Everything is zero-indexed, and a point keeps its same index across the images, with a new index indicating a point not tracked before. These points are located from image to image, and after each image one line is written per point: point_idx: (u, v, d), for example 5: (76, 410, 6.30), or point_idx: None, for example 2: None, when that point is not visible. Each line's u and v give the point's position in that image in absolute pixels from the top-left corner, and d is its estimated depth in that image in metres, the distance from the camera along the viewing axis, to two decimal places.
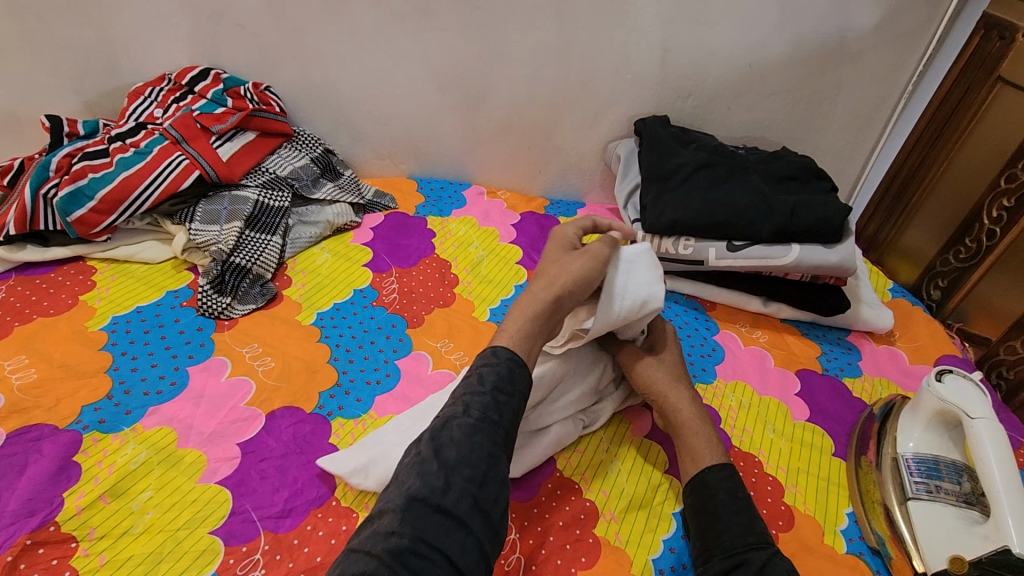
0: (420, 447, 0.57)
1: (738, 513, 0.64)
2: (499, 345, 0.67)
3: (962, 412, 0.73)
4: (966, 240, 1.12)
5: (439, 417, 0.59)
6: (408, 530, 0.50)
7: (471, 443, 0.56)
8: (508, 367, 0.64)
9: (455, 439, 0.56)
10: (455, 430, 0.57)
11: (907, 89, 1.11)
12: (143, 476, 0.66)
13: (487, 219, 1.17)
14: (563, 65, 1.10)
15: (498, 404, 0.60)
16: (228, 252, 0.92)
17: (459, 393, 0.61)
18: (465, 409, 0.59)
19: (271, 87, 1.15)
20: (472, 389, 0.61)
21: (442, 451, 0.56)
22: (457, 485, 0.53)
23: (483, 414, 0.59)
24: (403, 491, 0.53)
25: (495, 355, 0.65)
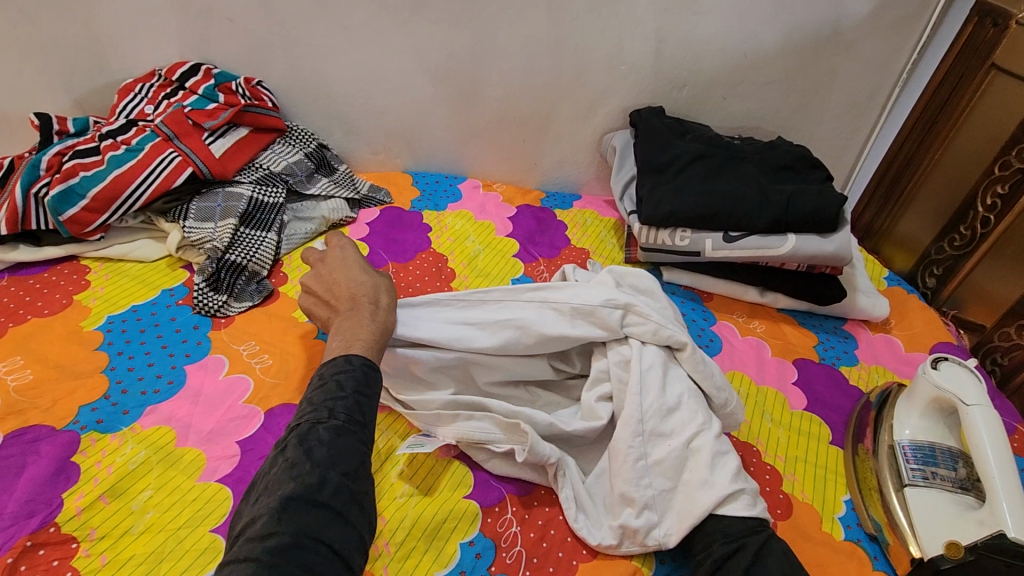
0: (287, 453, 0.52)
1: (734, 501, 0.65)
2: (351, 351, 0.63)
3: (956, 399, 0.74)
4: (961, 227, 1.14)
5: (303, 422, 0.55)
6: (288, 527, 0.47)
7: (340, 443, 0.54)
8: (366, 370, 0.61)
9: (323, 440, 0.53)
10: (322, 431, 0.54)
11: (901, 77, 1.11)
12: (142, 476, 0.66)
13: (483, 213, 1.16)
14: (557, 57, 1.09)
15: (361, 405, 0.58)
16: (224, 249, 0.92)
17: (318, 399, 0.57)
18: (329, 412, 0.56)
19: (263, 81, 1.13)
20: (333, 394, 0.57)
21: (312, 452, 0.52)
22: (333, 480, 0.51)
23: (348, 416, 0.56)
24: (276, 493, 0.49)
25: (348, 362, 0.61)
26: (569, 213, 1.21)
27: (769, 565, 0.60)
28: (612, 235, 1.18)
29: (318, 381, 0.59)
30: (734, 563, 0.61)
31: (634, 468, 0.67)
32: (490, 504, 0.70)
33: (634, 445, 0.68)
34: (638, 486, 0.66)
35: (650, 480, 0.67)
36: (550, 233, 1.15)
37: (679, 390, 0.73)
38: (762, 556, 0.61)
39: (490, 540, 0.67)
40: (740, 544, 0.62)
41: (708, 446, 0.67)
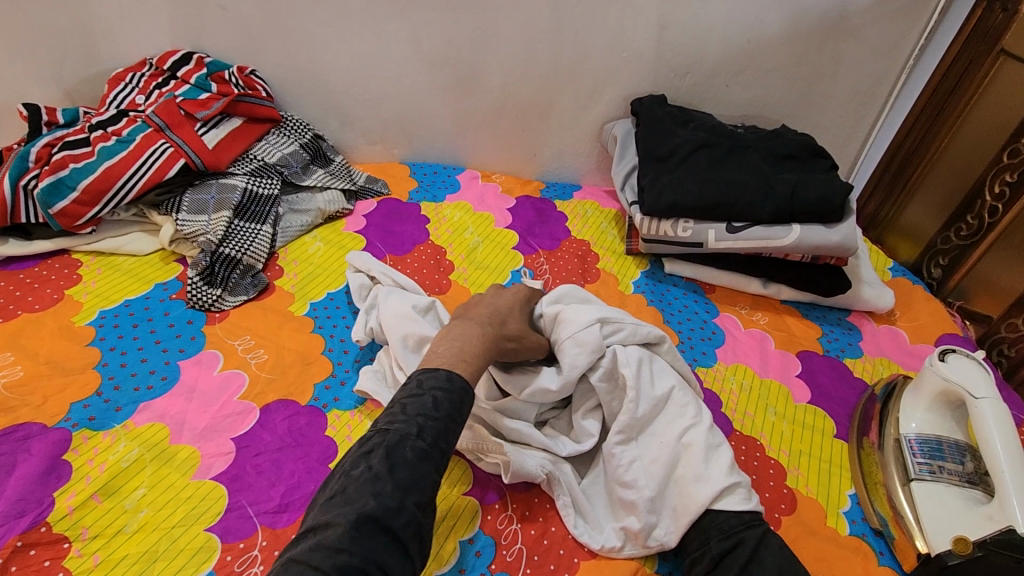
0: (371, 462, 0.53)
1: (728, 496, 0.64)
2: (453, 368, 0.62)
3: (965, 392, 0.72)
4: (968, 216, 1.11)
5: (392, 434, 0.55)
6: (359, 549, 0.48)
7: (421, 468, 0.54)
8: (462, 394, 0.61)
9: (408, 461, 0.54)
10: (409, 451, 0.54)
11: (908, 62, 1.09)
12: (136, 474, 0.64)
13: (482, 204, 1.15)
14: (556, 43, 1.07)
15: (450, 432, 0.58)
16: (217, 242, 0.90)
17: (411, 410, 0.57)
18: (418, 430, 0.56)
19: (256, 71, 1.11)
20: (426, 410, 0.57)
21: (395, 471, 0.53)
22: (409, 509, 0.52)
23: (436, 441, 0.56)
24: (354, 509, 0.50)
25: (450, 379, 0.61)
26: (570, 204, 1.19)
27: (766, 560, 0.59)
28: (614, 226, 1.16)
29: (415, 388, 0.59)
30: (732, 560, 0.59)
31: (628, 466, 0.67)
32: (489, 501, 0.69)
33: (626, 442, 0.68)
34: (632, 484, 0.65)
35: (645, 481, 0.65)
36: (550, 224, 1.13)
37: (669, 385, 0.71)
38: (759, 552, 0.60)
39: (490, 538, 0.65)
40: (737, 540, 0.61)
41: (701, 440, 0.66)
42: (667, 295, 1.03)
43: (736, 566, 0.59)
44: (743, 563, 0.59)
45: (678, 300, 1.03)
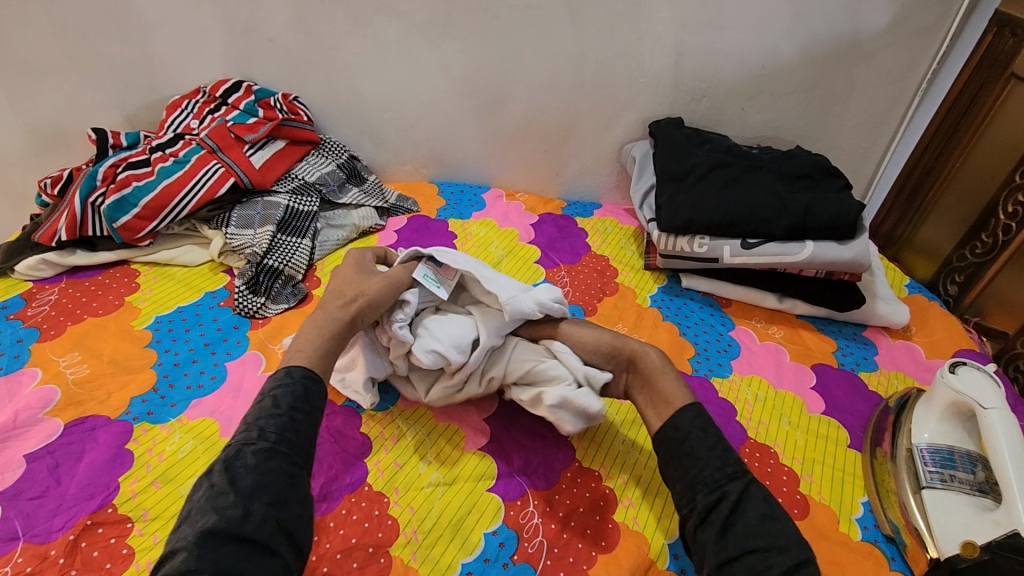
0: (213, 479, 0.57)
1: (713, 450, 0.65)
2: (291, 363, 0.67)
3: (974, 402, 0.75)
4: (982, 235, 1.14)
5: (232, 446, 0.59)
6: (205, 564, 0.50)
7: (267, 467, 0.58)
8: (304, 387, 0.66)
9: (249, 466, 0.57)
10: (248, 456, 0.58)
11: (922, 85, 1.12)
12: (190, 463, 0.70)
13: (506, 220, 1.21)
14: (578, 70, 1.13)
15: (294, 424, 0.62)
16: (262, 255, 0.97)
17: (250, 419, 0.62)
18: (260, 434, 0.60)
19: (299, 97, 1.19)
20: (267, 413, 0.62)
21: (235, 480, 0.56)
22: (258, 510, 0.55)
23: (279, 437, 0.60)
24: (195, 525, 0.53)
25: (288, 376, 0.66)
26: (590, 221, 1.25)
27: (747, 511, 0.60)
28: (632, 243, 1.21)
29: (259, 400, 0.64)
30: (723, 523, 0.60)
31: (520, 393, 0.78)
32: (512, 497, 0.73)
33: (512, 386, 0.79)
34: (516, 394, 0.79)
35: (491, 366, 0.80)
36: (571, 240, 1.19)
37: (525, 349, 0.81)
38: (742, 503, 0.61)
39: (512, 531, 0.70)
40: (721, 494, 0.62)
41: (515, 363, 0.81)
42: (684, 309, 1.07)
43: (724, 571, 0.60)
44: (724, 521, 0.60)
45: (694, 313, 1.07)
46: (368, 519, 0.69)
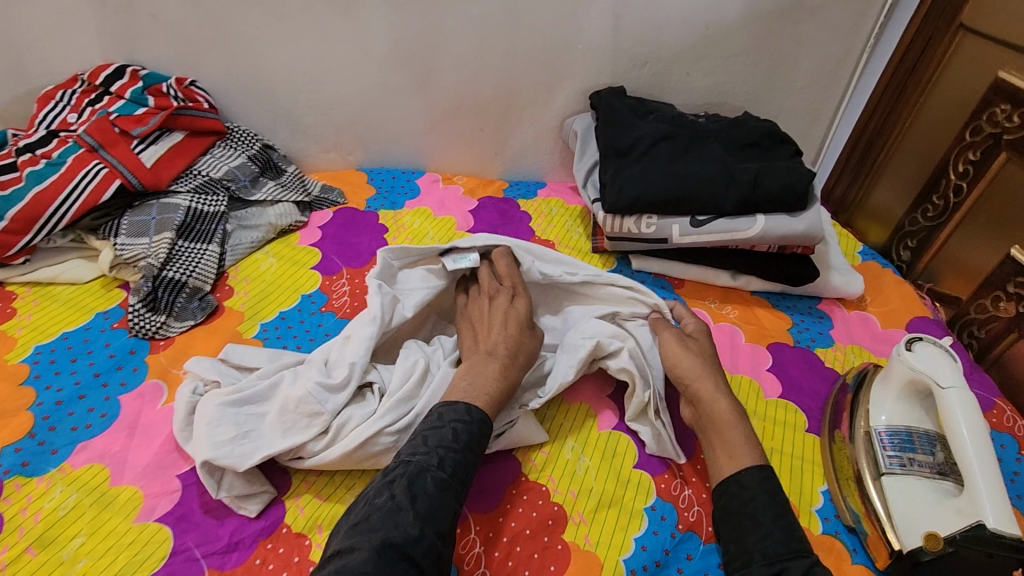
0: (395, 490, 0.56)
1: (777, 518, 0.61)
2: (473, 402, 0.66)
3: (931, 381, 0.70)
4: (934, 197, 1.05)
5: (414, 464, 0.59)
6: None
7: (441, 498, 0.57)
8: (481, 426, 0.64)
9: (428, 491, 0.57)
10: (429, 482, 0.58)
11: (869, 42, 1.07)
12: (74, 521, 0.61)
13: (443, 208, 1.12)
14: (509, 38, 1.04)
15: (466, 464, 0.61)
16: (159, 266, 0.86)
17: (432, 443, 0.61)
18: (439, 462, 0.60)
19: (196, 81, 1.06)
20: (446, 443, 0.61)
21: (416, 501, 0.56)
22: (429, 537, 0.54)
23: (453, 471, 0.60)
24: (378, 535, 0.53)
25: (468, 413, 0.64)
26: (533, 203, 1.16)
27: None
28: (579, 224, 1.13)
29: (436, 421, 0.63)
30: None
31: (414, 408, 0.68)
32: None
33: (407, 380, 0.69)
34: (404, 395, 0.68)
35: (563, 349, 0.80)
36: (513, 225, 1.11)
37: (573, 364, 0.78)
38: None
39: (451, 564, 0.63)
40: (782, 568, 0.58)
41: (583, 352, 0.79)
42: None
43: None
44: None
45: None
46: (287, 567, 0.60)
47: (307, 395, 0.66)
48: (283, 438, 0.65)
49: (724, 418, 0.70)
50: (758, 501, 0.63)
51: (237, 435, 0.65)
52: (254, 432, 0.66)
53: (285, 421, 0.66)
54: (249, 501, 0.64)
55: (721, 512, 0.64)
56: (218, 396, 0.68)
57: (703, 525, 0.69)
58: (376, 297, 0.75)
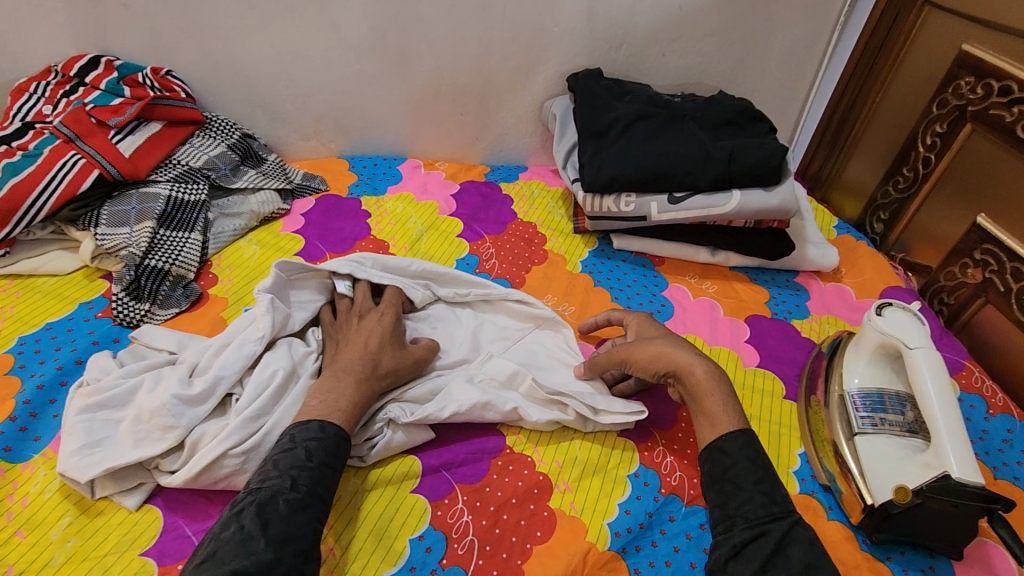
0: (243, 519, 0.54)
1: (759, 483, 0.63)
2: (327, 418, 0.64)
3: (900, 343, 0.73)
4: (904, 169, 1.07)
5: (264, 490, 0.57)
6: None
7: (297, 521, 0.55)
8: (337, 441, 0.63)
9: (280, 515, 0.55)
10: (281, 505, 0.56)
11: (840, 18, 1.10)
12: (60, 503, 0.63)
13: (425, 193, 1.13)
14: (485, 22, 1.04)
15: (325, 481, 0.60)
16: (142, 255, 0.86)
17: (282, 465, 0.59)
18: (292, 483, 0.58)
19: (173, 71, 1.05)
20: (299, 462, 0.59)
21: (269, 526, 0.54)
22: (285, 562, 0.52)
23: (310, 490, 0.58)
24: (228, 566, 0.50)
25: (323, 430, 0.62)
26: (515, 186, 1.18)
27: (793, 556, 0.57)
28: (560, 206, 1.15)
29: (289, 443, 0.61)
30: (755, 549, 0.59)
31: (264, 426, 0.66)
32: (440, 496, 0.68)
33: (262, 393, 0.68)
34: (253, 413, 0.66)
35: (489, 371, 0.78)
36: (495, 209, 1.12)
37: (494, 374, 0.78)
38: (784, 543, 0.58)
39: (440, 533, 0.65)
40: (761, 531, 0.60)
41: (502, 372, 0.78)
42: (616, 271, 1.03)
43: (753, 561, 0.58)
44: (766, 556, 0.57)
45: (627, 275, 1.03)
46: None
47: (162, 407, 0.65)
48: (133, 450, 0.63)
49: (701, 387, 0.70)
50: (738, 467, 0.64)
51: (86, 444, 0.63)
52: (106, 441, 0.64)
53: (137, 433, 0.64)
54: (127, 496, 0.63)
55: (708, 479, 0.66)
56: (79, 399, 0.66)
57: (684, 488, 0.72)
58: (266, 316, 0.73)
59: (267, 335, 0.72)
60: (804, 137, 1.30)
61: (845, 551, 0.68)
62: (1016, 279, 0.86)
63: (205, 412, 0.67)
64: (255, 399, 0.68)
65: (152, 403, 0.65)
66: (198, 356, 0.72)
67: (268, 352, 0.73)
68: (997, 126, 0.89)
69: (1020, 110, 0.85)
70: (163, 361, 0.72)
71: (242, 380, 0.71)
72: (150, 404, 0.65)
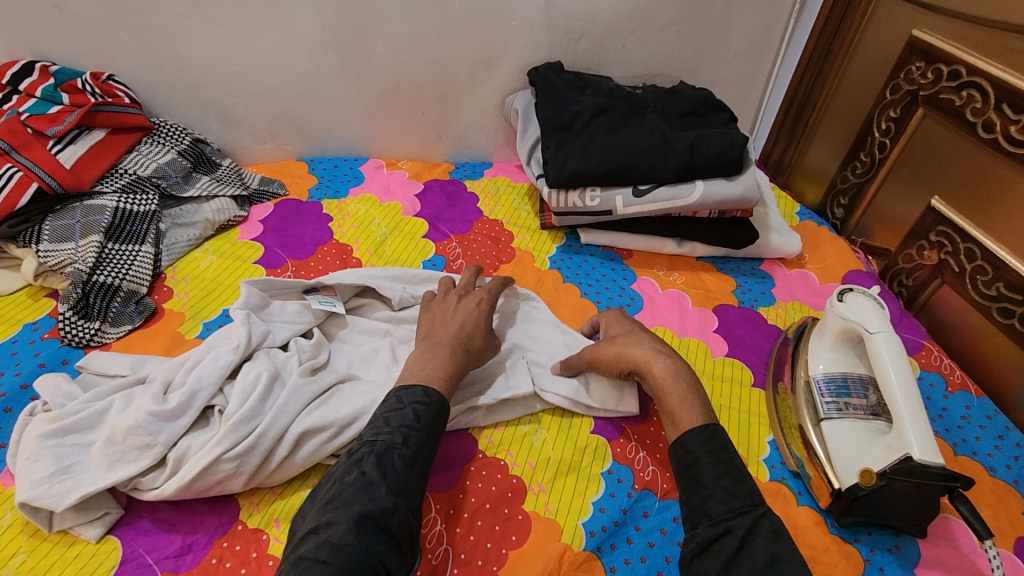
0: (364, 468, 0.59)
1: (721, 479, 0.62)
2: (430, 383, 0.68)
3: (861, 327, 0.74)
4: (861, 154, 1.09)
5: (380, 443, 0.61)
6: (361, 545, 0.53)
7: (409, 473, 0.60)
8: (440, 407, 0.67)
9: (395, 468, 0.60)
10: (395, 459, 0.60)
11: (795, 6, 1.11)
12: (12, 539, 0.60)
13: (388, 194, 1.11)
14: (441, 16, 1.02)
15: (430, 439, 0.64)
16: (89, 271, 0.82)
17: (394, 422, 0.63)
18: (403, 439, 0.62)
19: (115, 75, 1.00)
20: (408, 422, 0.64)
21: (386, 477, 0.58)
22: (402, 510, 0.57)
23: (419, 448, 0.62)
24: (353, 512, 0.55)
25: (428, 395, 0.66)
26: (480, 184, 1.16)
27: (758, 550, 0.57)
28: (527, 202, 1.14)
29: (396, 404, 0.65)
30: (720, 546, 0.57)
31: (257, 428, 0.65)
32: None
33: (249, 397, 0.67)
34: (243, 416, 0.65)
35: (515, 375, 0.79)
36: (460, 207, 1.10)
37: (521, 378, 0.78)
38: (749, 540, 0.57)
39: None
40: (725, 528, 0.58)
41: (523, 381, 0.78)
42: (584, 265, 1.03)
43: (720, 557, 0.57)
44: (730, 555, 0.56)
45: (595, 269, 1.02)
46: (245, 563, 0.60)
47: (138, 426, 0.62)
48: (108, 472, 0.61)
49: (663, 385, 0.72)
50: (702, 463, 0.64)
51: (56, 470, 0.60)
52: (77, 466, 0.61)
53: (111, 455, 0.62)
54: (88, 527, 0.60)
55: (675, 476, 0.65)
56: (41, 425, 0.63)
57: (657, 483, 0.72)
58: (241, 327, 0.73)
59: (242, 344, 0.71)
60: (766, 125, 1.32)
61: (816, 536, 0.69)
62: (970, 259, 0.89)
63: (184, 426, 0.65)
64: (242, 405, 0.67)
65: (128, 420, 0.63)
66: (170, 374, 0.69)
67: (247, 362, 0.72)
68: (947, 110, 0.91)
69: (968, 94, 0.87)
70: (132, 381, 0.69)
71: (222, 392, 0.69)
72: (125, 423, 0.63)
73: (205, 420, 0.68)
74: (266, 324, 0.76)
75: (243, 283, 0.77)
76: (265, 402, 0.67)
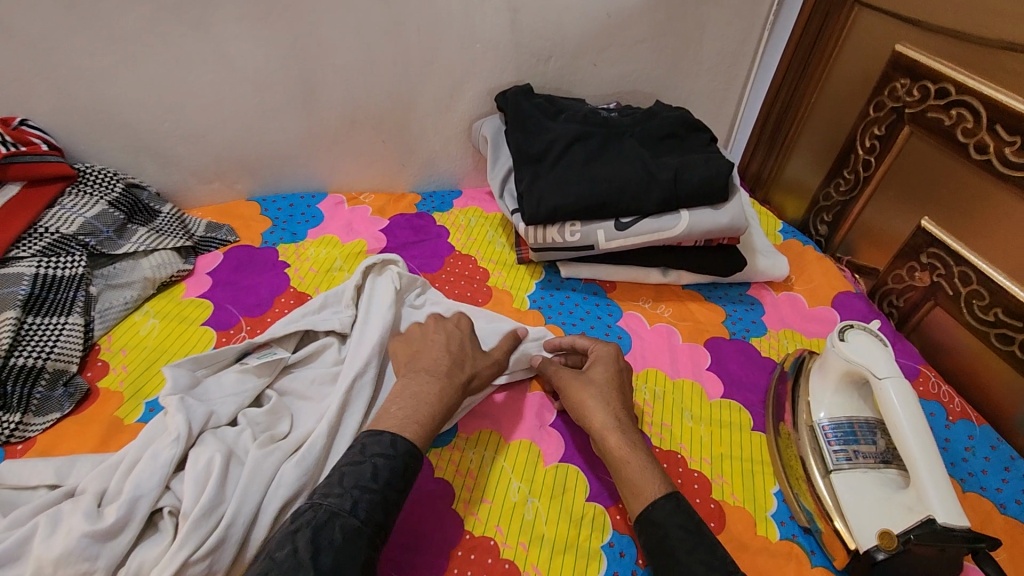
0: (297, 542, 0.52)
1: None
2: (399, 432, 0.63)
3: (869, 373, 0.69)
4: (845, 171, 1.05)
5: (324, 509, 0.55)
6: None
7: (350, 548, 0.53)
8: (407, 460, 0.62)
9: (334, 542, 0.53)
10: (336, 530, 0.54)
11: (769, 19, 1.07)
12: None
13: (350, 233, 1.02)
14: (398, 42, 0.94)
15: (387, 503, 0.58)
16: (4, 353, 0.71)
17: (346, 483, 0.58)
18: (352, 505, 0.56)
19: (29, 120, 0.89)
20: (365, 482, 0.58)
21: (319, 556, 0.51)
22: None
23: (368, 515, 0.56)
24: None
25: (393, 446, 0.62)
26: (450, 215, 1.09)
27: None
28: (500, 234, 1.07)
29: (357, 456, 0.60)
30: None
31: (223, 517, 0.57)
32: None
33: (205, 489, 0.58)
34: (204, 508, 0.57)
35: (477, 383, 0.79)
36: (430, 243, 1.02)
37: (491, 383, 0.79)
38: None
39: None
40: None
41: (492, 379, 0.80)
42: (566, 302, 0.96)
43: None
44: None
45: (579, 305, 0.96)
46: None
47: (67, 556, 0.53)
48: None
49: (617, 455, 0.66)
50: None
51: None
52: None
53: None
54: None
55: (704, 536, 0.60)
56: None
57: None
58: (176, 415, 0.63)
59: (182, 435, 0.61)
60: (743, 137, 1.28)
61: None
62: (964, 283, 0.86)
63: (127, 542, 0.56)
64: (198, 497, 0.58)
65: (54, 548, 0.53)
66: (104, 483, 0.60)
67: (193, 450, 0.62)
68: (934, 129, 0.87)
69: (958, 113, 0.83)
70: (60, 495, 0.59)
71: (170, 489, 0.60)
72: (51, 553, 0.53)
73: (153, 526, 0.59)
74: (206, 404, 0.67)
75: (165, 368, 0.68)
76: (225, 486, 0.59)
